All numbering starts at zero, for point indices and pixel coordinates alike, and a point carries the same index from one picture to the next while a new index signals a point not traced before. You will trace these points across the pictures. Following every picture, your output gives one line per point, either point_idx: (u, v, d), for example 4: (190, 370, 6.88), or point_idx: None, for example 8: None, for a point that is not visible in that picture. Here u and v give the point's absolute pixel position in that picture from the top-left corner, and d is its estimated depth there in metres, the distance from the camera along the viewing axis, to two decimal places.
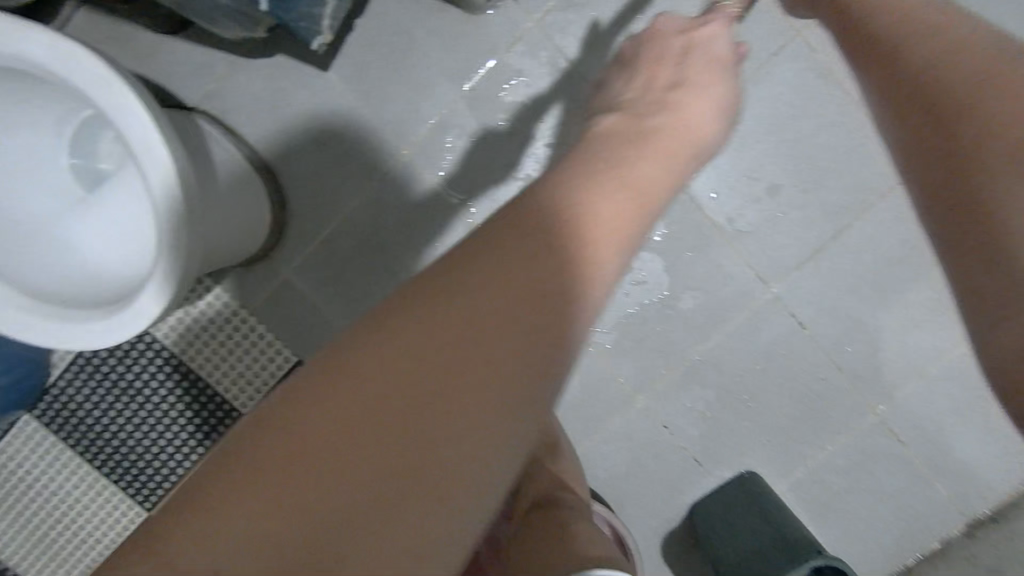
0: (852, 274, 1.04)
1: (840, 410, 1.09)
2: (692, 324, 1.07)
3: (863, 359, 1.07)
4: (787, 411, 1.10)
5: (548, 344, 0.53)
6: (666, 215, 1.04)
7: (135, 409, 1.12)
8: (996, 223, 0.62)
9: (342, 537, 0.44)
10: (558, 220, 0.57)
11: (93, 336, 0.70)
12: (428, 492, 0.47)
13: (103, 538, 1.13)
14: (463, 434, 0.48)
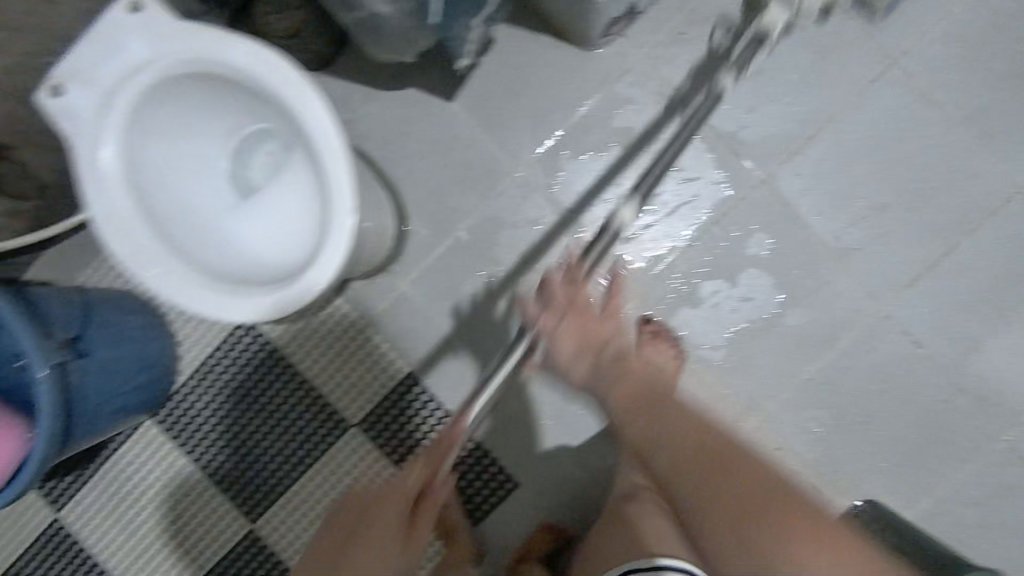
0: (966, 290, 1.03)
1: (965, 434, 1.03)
2: (802, 341, 1.06)
3: (986, 379, 1.03)
4: (907, 436, 1.05)
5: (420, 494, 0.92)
6: (772, 232, 1.06)
7: (249, 417, 1.17)
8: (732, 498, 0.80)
9: None
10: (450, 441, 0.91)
11: (263, 311, 0.76)
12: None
13: (212, 545, 1.18)
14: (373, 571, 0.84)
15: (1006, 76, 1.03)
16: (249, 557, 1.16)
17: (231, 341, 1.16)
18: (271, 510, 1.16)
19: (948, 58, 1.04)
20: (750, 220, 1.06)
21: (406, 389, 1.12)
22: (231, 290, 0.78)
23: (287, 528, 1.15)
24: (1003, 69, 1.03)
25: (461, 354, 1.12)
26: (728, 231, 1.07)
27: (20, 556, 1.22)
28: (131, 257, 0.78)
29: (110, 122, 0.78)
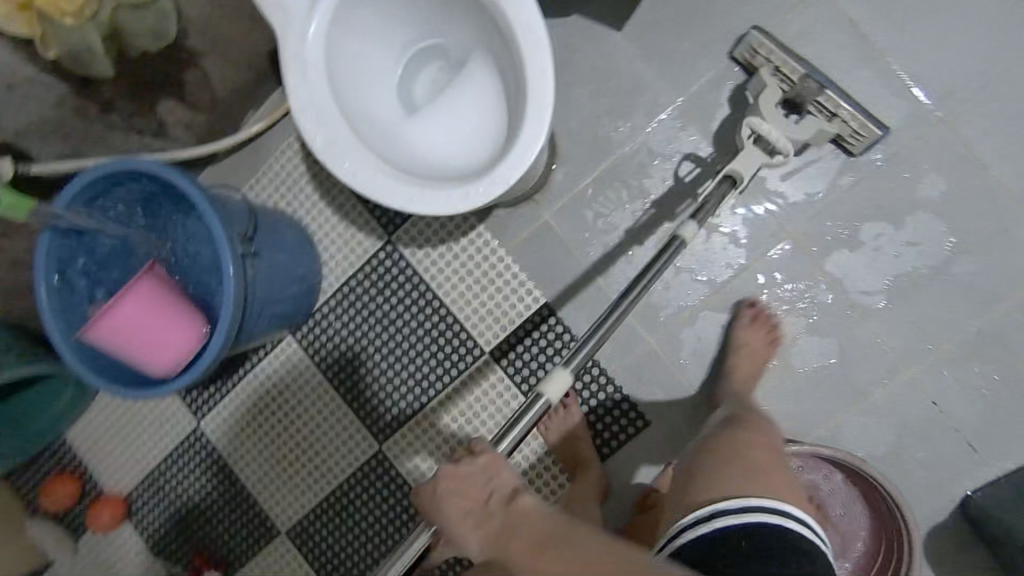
0: None
1: None
2: (975, 290, 0.99)
3: None
4: None
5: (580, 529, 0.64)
6: (948, 173, 0.99)
7: (384, 339, 1.19)
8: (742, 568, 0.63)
9: None
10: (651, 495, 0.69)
11: (452, 201, 0.77)
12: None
13: (338, 462, 1.21)
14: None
15: None
16: (373, 476, 1.19)
17: (371, 263, 1.19)
18: (398, 431, 1.18)
19: None
20: (924, 160, 1.00)
21: (542, 320, 1.13)
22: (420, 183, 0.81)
23: (412, 452, 1.17)
24: None
25: (602, 288, 1.11)
26: (897, 171, 1.00)
27: (162, 459, 1.30)
28: (327, 147, 0.80)
29: (317, 17, 0.81)
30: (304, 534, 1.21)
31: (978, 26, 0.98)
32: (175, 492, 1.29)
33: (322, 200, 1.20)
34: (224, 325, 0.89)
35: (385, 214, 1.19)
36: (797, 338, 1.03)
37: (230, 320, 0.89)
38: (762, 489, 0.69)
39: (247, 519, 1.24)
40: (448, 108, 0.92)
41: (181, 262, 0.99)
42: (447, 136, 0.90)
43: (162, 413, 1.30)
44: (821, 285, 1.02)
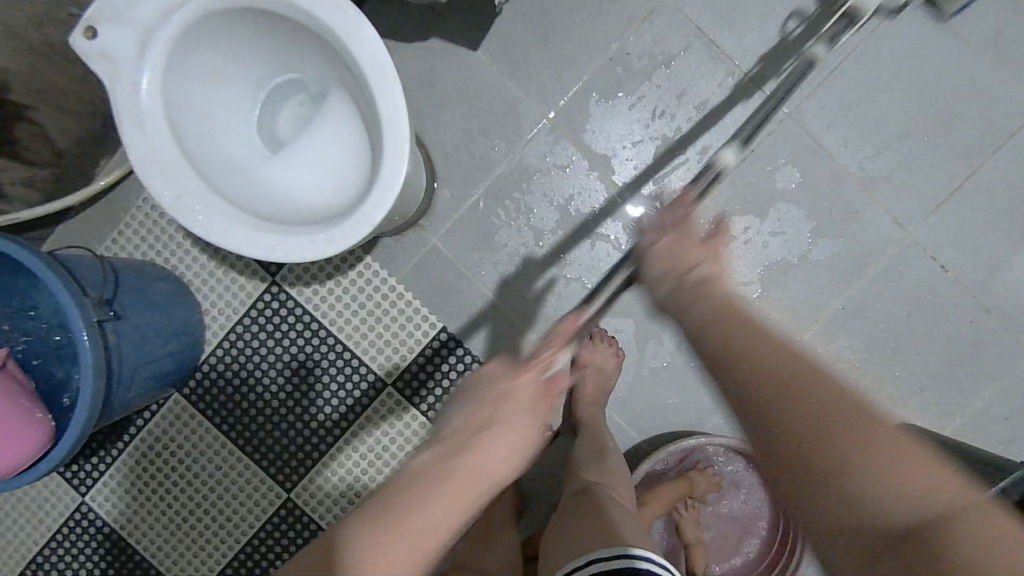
0: (985, 213, 1.06)
1: (991, 353, 1.06)
2: (834, 271, 1.07)
3: (1009, 299, 1.06)
4: (938, 357, 1.07)
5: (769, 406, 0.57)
6: (800, 164, 1.07)
7: (280, 383, 1.14)
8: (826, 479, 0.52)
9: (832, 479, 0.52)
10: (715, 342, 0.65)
11: (316, 247, 0.74)
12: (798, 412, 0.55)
13: (245, 521, 1.14)
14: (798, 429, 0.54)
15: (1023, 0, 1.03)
16: (286, 529, 1.13)
17: (257, 306, 1.14)
18: (308, 479, 1.13)
19: None
20: (777, 154, 1.07)
21: (441, 345, 1.12)
22: (288, 232, 0.78)
23: (325, 498, 1.13)
24: None
25: (498, 307, 1.11)
26: (756, 164, 1.07)
27: (45, 548, 1.17)
28: (176, 203, 0.75)
29: (148, 64, 0.75)
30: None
31: (811, 22, 1.05)
32: None
33: (195, 246, 1.13)
34: (86, 407, 0.82)
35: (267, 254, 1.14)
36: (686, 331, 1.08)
37: (90, 399, 0.82)
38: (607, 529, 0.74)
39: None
40: (310, 145, 0.88)
41: (32, 335, 0.90)
42: (313, 176, 0.87)
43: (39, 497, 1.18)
44: None
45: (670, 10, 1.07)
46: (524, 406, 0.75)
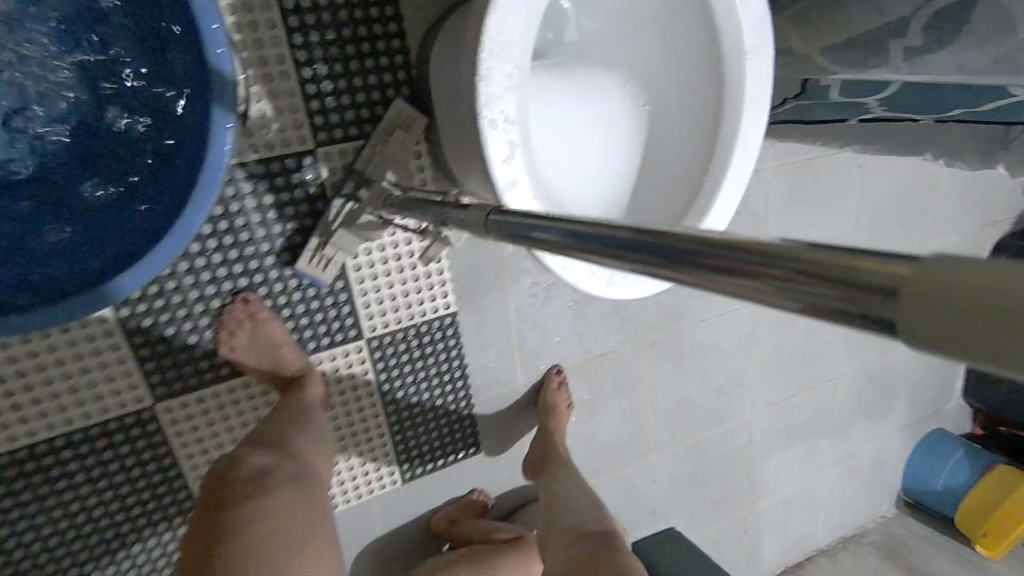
0: (784, 422, 1.54)
1: (735, 502, 1.54)
2: (706, 416, 1.40)
3: (761, 478, 1.56)
4: (713, 496, 1.49)
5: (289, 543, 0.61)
6: (738, 336, 1.36)
7: (233, 271, 0.83)
8: (234, 502, 0.63)
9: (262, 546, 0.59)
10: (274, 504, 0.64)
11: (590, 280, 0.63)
12: (284, 527, 0.62)
13: (73, 408, 0.80)
14: (268, 526, 0.61)
15: None
16: (127, 438, 0.84)
17: (273, 166, 0.80)
18: (194, 394, 0.86)
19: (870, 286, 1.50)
20: (734, 321, 1.34)
21: (439, 326, 1.00)
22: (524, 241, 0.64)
23: (203, 425, 0.88)
24: None
25: (507, 322, 1.07)
26: (725, 325, 1.33)
27: None
28: (497, 121, 0.53)
29: None
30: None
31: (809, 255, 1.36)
32: None
33: (238, 38, 0.75)
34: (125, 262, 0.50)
35: (327, 117, 0.81)
36: (611, 414, 1.26)
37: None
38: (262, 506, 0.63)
39: None
40: (564, 114, 0.72)
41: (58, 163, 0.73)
42: (556, 155, 0.71)
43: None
44: (644, 381, 1.27)
45: (769, 180, 1.23)
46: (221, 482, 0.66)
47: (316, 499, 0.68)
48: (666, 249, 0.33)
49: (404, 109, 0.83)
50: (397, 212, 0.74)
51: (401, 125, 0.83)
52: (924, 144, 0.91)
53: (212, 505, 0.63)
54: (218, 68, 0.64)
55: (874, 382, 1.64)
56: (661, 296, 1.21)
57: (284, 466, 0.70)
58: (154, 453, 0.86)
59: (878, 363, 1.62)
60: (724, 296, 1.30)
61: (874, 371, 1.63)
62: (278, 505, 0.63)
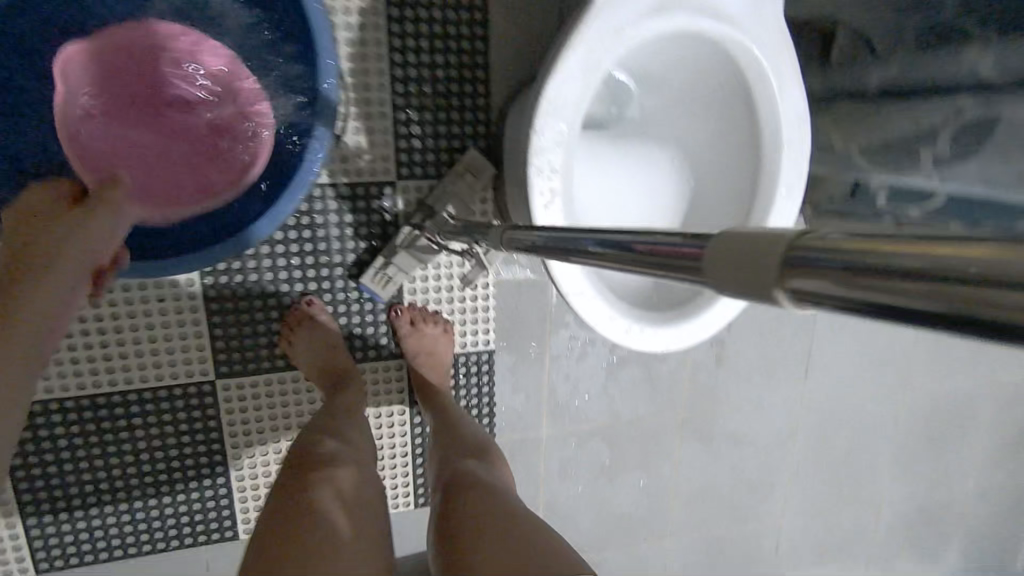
0: (819, 536, 1.45)
1: None
2: (733, 509, 1.35)
3: None
4: None
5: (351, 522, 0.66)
6: (775, 434, 1.34)
7: (305, 275, 0.95)
8: (303, 484, 0.68)
9: (326, 521, 0.64)
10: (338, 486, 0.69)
11: (610, 326, 0.68)
12: (345, 509, 0.67)
13: (149, 368, 0.92)
14: (334, 507, 0.66)
15: (937, 440, 1.47)
16: (185, 405, 0.95)
17: (357, 190, 0.93)
18: (248, 378, 0.96)
19: (928, 407, 1.43)
20: (772, 415, 1.32)
21: (477, 358, 1.07)
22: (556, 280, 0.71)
23: (249, 409, 0.98)
24: (934, 437, 1.46)
25: (541, 369, 1.12)
26: (762, 417, 1.32)
27: None
28: (543, 168, 0.62)
29: (649, 23, 0.63)
30: (42, 418, 0.90)
31: (858, 360, 1.34)
32: None
33: (351, 81, 0.89)
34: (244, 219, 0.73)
35: (412, 156, 0.94)
36: (630, 485, 1.25)
37: None
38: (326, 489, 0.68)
39: None
40: (617, 178, 0.81)
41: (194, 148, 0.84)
42: (599, 210, 0.79)
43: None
44: (670, 458, 1.27)
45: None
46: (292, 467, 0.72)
47: (371, 487, 0.73)
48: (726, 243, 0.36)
49: (476, 158, 0.94)
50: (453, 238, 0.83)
51: (472, 171, 0.94)
52: None
53: (285, 487, 0.69)
54: (325, 94, 0.79)
55: (929, 516, 1.53)
56: (697, 374, 1.23)
57: (340, 455, 0.76)
58: (205, 423, 0.96)
59: (932, 494, 1.51)
60: (764, 387, 1.30)
61: (929, 503, 1.52)
62: (339, 486, 0.69)
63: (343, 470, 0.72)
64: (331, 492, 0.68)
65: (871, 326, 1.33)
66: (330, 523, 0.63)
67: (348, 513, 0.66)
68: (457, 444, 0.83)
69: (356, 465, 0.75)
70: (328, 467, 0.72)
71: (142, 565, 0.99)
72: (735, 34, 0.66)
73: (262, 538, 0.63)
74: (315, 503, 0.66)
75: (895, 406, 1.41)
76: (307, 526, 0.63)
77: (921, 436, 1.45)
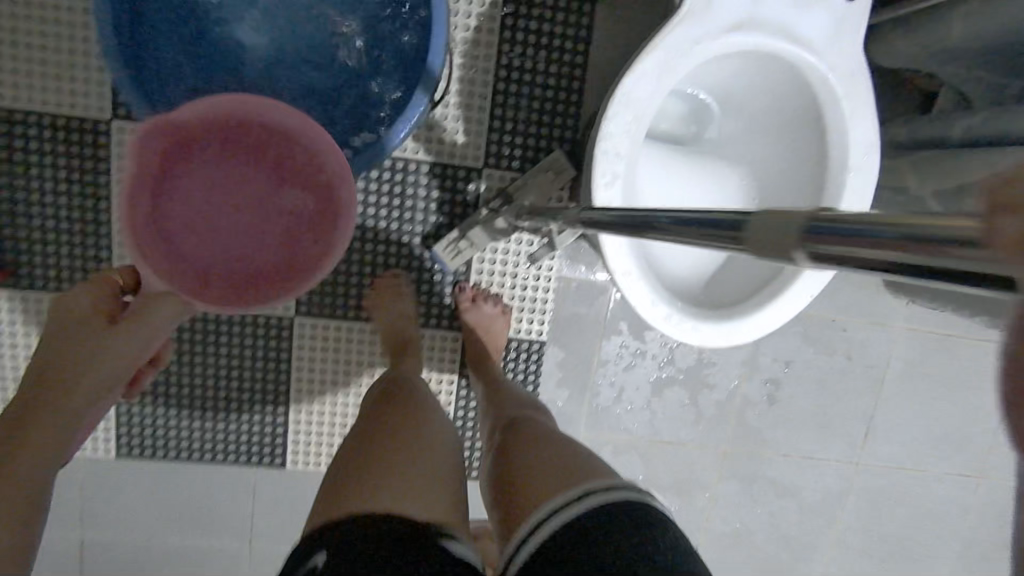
0: None
1: None
2: (765, 563, 1.30)
3: None
4: None
5: (421, 485, 0.70)
6: (824, 494, 1.28)
7: (388, 238, 1.05)
8: (377, 451, 0.73)
9: (398, 485, 0.68)
10: (408, 452, 0.74)
11: (650, 310, 0.72)
12: (415, 472, 0.71)
13: None
14: (406, 471, 0.71)
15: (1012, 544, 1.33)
16: (266, 334, 1.07)
17: (447, 170, 1.03)
18: (321, 321, 1.07)
19: (1004, 505, 1.32)
20: (822, 472, 1.27)
21: (528, 347, 1.13)
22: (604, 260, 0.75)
23: (317, 351, 1.08)
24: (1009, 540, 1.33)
25: (587, 371, 1.15)
26: (812, 471, 1.26)
27: (36, 115, 0.96)
28: (609, 150, 0.68)
29: (728, 36, 0.68)
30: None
31: (928, 434, 1.27)
32: (23, 158, 0.97)
33: (459, 74, 1.00)
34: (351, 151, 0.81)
35: (500, 147, 1.03)
36: (660, 509, 1.24)
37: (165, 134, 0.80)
38: (400, 454, 0.73)
39: (93, 259, 1.01)
40: (684, 186, 0.85)
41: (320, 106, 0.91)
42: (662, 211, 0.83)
43: (73, 82, 0.95)
44: (705, 492, 1.24)
45: (896, 338, 1.20)
46: (369, 431, 0.77)
47: (438, 446, 0.77)
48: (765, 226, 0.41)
49: (560, 159, 1.01)
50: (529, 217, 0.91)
51: (553, 168, 1.01)
52: None
53: (360, 450, 0.74)
54: (430, 68, 0.86)
55: None
56: (746, 411, 1.21)
57: (408, 418, 0.80)
58: (278, 356, 1.08)
59: None
60: (817, 440, 1.25)
61: None
62: (409, 452, 0.74)
63: (416, 434, 0.77)
64: (403, 456, 0.73)
65: (947, 400, 1.25)
66: (403, 488, 0.68)
67: (419, 476, 0.71)
68: (506, 396, 0.92)
69: (425, 426, 0.80)
70: (402, 432, 0.77)
71: (202, 470, 1.12)
72: (810, 59, 0.70)
73: (335, 499, 0.68)
74: (385, 469, 0.70)
75: (966, 493, 1.30)
76: (385, 490, 0.67)
77: (994, 534, 1.33)
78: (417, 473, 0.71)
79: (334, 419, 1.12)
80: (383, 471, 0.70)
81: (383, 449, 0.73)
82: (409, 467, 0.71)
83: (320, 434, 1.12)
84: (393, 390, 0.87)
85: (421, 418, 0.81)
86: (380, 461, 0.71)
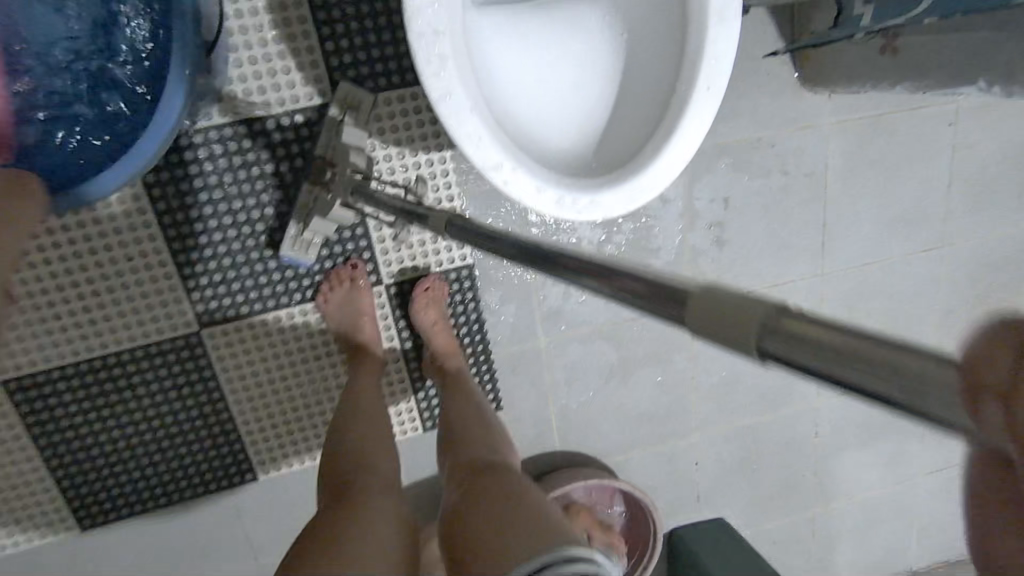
0: (864, 416, 1.37)
1: (799, 499, 1.40)
2: (761, 397, 1.30)
3: (834, 476, 1.40)
4: (772, 489, 1.38)
5: (374, 549, 0.63)
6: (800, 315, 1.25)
7: (225, 234, 0.92)
8: (324, 521, 0.67)
9: (344, 552, 0.61)
10: (362, 518, 0.67)
11: (541, 200, 0.64)
12: (359, 533, 0.64)
13: (134, 326, 0.94)
14: (348, 535, 0.63)
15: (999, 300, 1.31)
16: (177, 358, 0.96)
17: (296, 116, 0.89)
18: (232, 323, 0.96)
19: (985, 264, 1.28)
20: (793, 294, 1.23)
21: (457, 274, 1.05)
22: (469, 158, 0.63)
23: (243, 358, 0.99)
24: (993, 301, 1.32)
25: (527, 277, 1.08)
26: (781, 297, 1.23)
27: None
28: (425, 31, 0.57)
29: None
30: (49, 387, 0.94)
31: (888, 220, 1.21)
32: None
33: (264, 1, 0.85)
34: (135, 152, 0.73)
35: (344, 72, 0.89)
36: (646, 383, 1.22)
37: None
38: (355, 525, 0.65)
39: None
40: (546, 43, 0.72)
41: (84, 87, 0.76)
42: (531, 81, 0.72)
43: None
44: (685, 353, 1.21)
45: (829, 136, 1.13)
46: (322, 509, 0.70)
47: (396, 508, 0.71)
48: (646, 294, 0.38)
49: (351, 90, 0.88)
50: (371, 201, 0.77)
51: (350, 105, 0.88)
52: (975, 67, 0.80)
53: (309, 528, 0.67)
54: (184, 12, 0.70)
55: None
56: (699, 261, 1.16)
57: (363, 478, 0.75)
58: (202, 377, 0.98)
59: None
60: (779, 267, 1.20)
61: None
62: (366, 518, 0.67)
63: (378, 501, 0.71)
64: (353, 523, 0.65)
65: (897, 180, 1.19)
66: (353, 557, 0.61)
67: (377, 541, 0.64)
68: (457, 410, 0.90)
69: (384, 490, 0.74)
70: (366, 503, 0.70)
71: (178, 512, 1.06)
72: None
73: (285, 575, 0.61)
74: (334, 539, 0.63)
75: (940, 266, 1.27)
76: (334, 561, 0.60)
77: (976, 296, 1.30)
78: (371, 535, 0.64)
79: (288, 416, 1.04)
80: (337, 543, 0.62)
81: (333, 522, 0.66)
82: (364, 530, 0.65)
83: (280, 435, 1.04)
84: (352, 448, 0.80)
85: (376, 486, 0.74)
86: (326, 533, 0.64)
